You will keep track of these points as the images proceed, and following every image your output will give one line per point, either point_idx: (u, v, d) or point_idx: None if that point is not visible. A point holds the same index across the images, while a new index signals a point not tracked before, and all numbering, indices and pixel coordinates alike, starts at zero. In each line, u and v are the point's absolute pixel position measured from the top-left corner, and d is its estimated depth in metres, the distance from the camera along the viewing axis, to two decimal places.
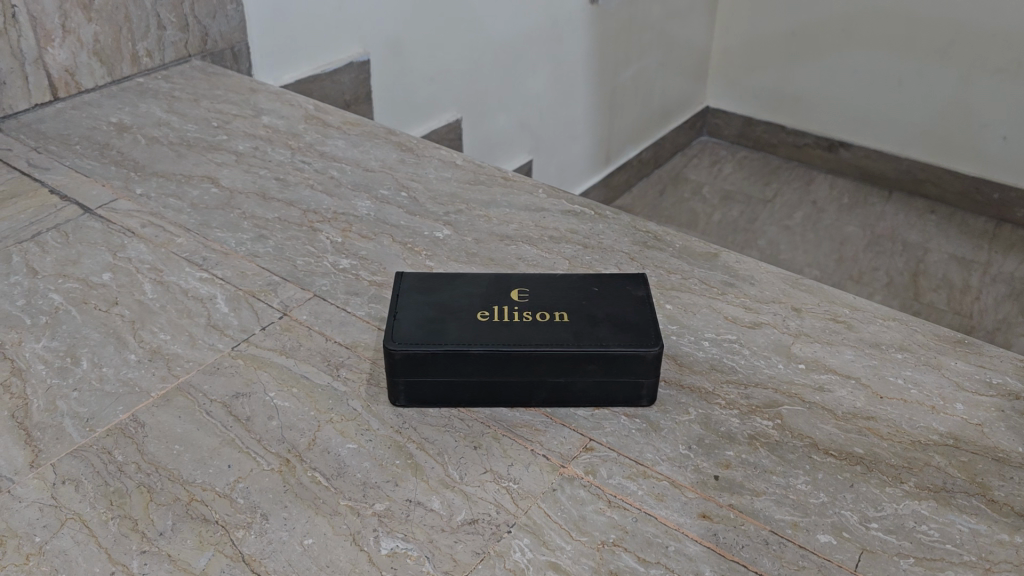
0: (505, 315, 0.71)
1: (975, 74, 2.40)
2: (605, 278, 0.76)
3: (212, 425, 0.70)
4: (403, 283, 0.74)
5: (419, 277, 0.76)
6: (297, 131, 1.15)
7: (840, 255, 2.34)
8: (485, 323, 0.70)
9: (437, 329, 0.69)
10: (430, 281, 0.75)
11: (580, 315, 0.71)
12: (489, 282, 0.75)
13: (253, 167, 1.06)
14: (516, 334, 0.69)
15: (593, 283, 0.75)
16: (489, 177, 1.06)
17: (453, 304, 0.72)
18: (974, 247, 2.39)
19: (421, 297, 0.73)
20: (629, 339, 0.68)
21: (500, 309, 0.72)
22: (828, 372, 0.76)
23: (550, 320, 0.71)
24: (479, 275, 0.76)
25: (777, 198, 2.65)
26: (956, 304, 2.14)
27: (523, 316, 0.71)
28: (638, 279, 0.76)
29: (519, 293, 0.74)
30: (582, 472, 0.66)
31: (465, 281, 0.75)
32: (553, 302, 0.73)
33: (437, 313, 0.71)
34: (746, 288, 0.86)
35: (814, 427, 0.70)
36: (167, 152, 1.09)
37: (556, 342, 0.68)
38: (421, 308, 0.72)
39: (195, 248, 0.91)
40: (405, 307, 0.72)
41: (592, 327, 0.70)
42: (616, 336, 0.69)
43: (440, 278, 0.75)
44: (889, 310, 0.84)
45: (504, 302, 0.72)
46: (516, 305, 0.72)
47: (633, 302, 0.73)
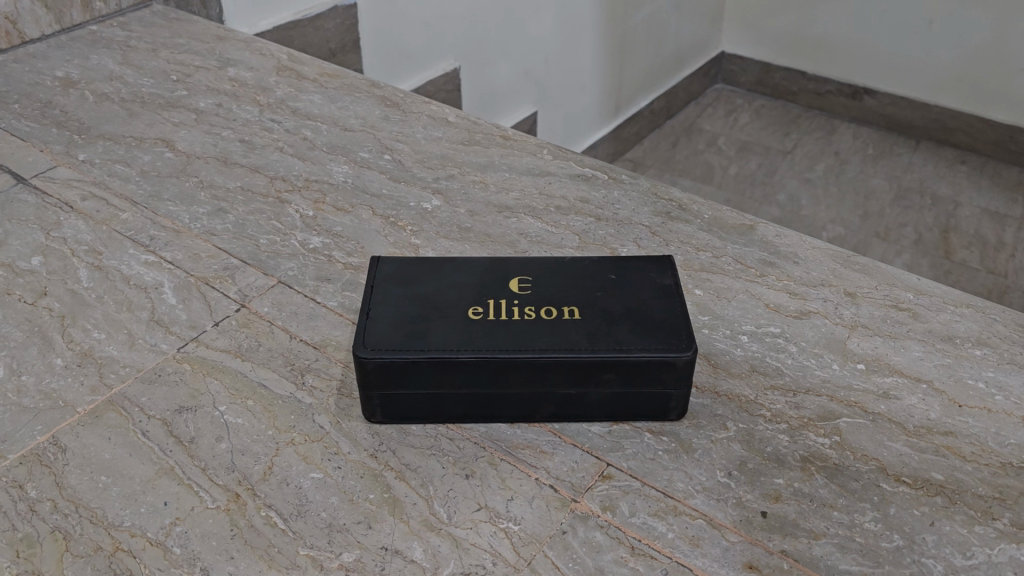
0: (502, 311, 0.58)
1: (1013, 16, 2.23)
2: (622, 262, 0.63)
3: (148, 450, 0.57)
4: (378, 271, 0.61)
5: (399, 263, 0.63)
6: (266, 85, 1.01)
7: (865, 211, 2.19)
8: (478, 323, 0.57)
9: (418, 331, 0.56)
10: (411, 267, 0.62)
11: (594, 310, 0.58)
12: (483, 269, 0.62)
13: (214, 127, 0.93)
14: (516, 336, 0.56)
15: (608, 268, 0.62)
16: (486, 136, 0.92)
17: (439, 298, 0.59)
18: (1008, 200, 2.23)
19: (400, 290, 0.60)
20: (655, 340, 0.55)
21: (495, 304, 0.59)
22: (894, 374, 0.63)
23: (557, 318, 0.58)
24: (471, 261, 0.63)
25: (797, 149, 2.49)
26: (989, 262, 2.00)
27: (524, 312, 0.58)
28: (662, 262, 0.63)
29: (519, 282, 0.61)
30: (598, 509, 0.54)
31: (454, 269, 0.62)
32: (559, 294, 0.60)
33: (420, 311, 0.58)
34: (790, 268, 0.73)
35: (880, 446, 0.58)
36: (117, 111, 0.95)
37: (566, 346, 0.55)
38: (401, 303, 0.59)
39: (141, 225, 0.78)
40: (381, 303, 0.59)
41: (610, 326, 0.57)
42: (639, 338, 0.56)
43: (424, 266, 0.62)
44: (961, 295, 0.71)
45: (502, 295, 0.59)
46: (516, 299, 0.59)
47: (658, 292, 0.59)
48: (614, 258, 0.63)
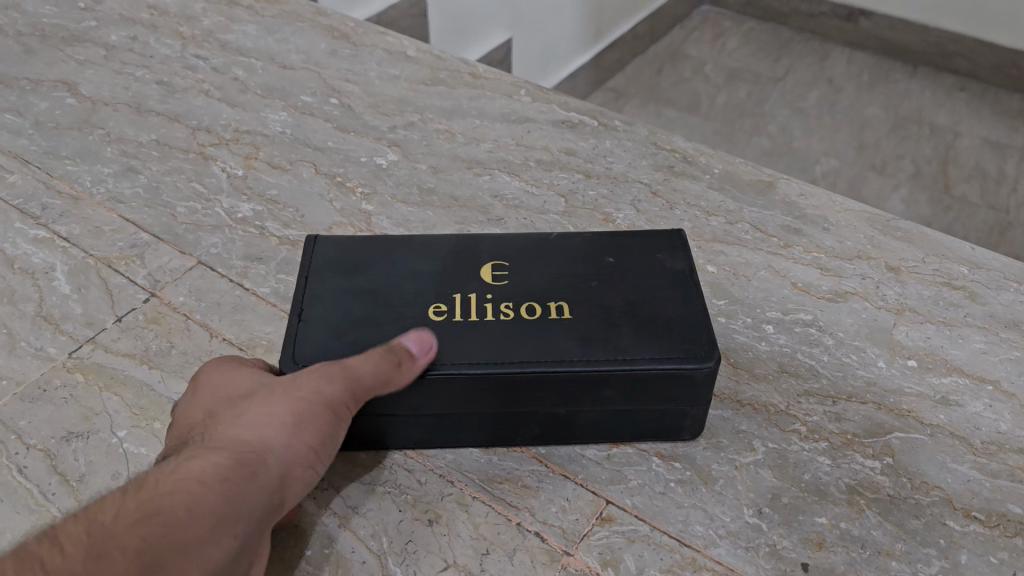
0: (471, 308, 0.45)
1: None
2: (620, 240, 0.50)
3: (23, 494, 0.45)
4: (314, 257, 0.48)
5: (342, 244, 0.49)
6: (192, 14, 0.86)
7: (860, 142, 2.06)
8: (440, 326, 0.44)
9: (364, 340, 0.43)
10: (355, 250, 0.49)
11: (588, 306, 0.45)
12: (447, 252, 0.49)
13: (127, 66, 0.78)
14: (490, 343, 0.43)
15: (603, 249, 0.49)
16: (452, 74, 0.78)
17: (391, 293, 0.46)
18: (1009, 129, 2.10)
19: (343, 281, 0.47)
20: (666, 344, 0.43)
21: (463, 300, 0.46)
22: (952, 374, 0.51)
23: (541, 316, 0.45)
24: (432, 242, 0.50)
25: (788, 75, 2.34)
26: (990, 196, 1.88)
27: (499, 310, 0.45)
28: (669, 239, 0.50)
29: (492, 268, 0.48)
30: (596, 565, 0.42)
31: (411, 250, 0.49)
32: (543, 283, 0.47)
33: (366, 310, 0.45)
34: (818, 236, 0.61)
35: (943, 470, 0.46)
36: (10, 47, 0.80)
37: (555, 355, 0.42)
38: (343, 301, 0.45)
39: (32, 190, 0.64)
40: (316, 300, 0.45)
41: (610, 327, 0.44)
42: (647, 343, 0.43)
43: (373, 248, 0.49)
44: (1023, 268, 0.59)
45: (470, 287, 0.46)
46: (489, 292, 0.46)
47: (668, 280, 0.47)
48: (612, 236, 0.50)
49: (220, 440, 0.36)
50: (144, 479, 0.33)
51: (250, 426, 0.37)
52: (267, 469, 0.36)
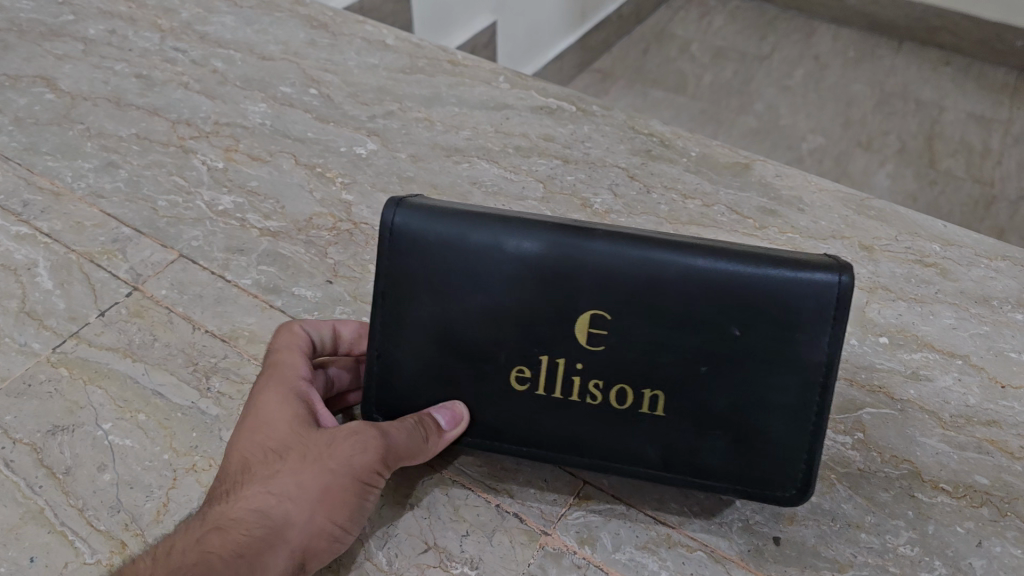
0: (557, 380, 0.41)
1: None
2: (772, 286, 0.38)
3: (11, 487, 0.46)
4: (389, 262, 0.41)
5: (420, 249, 0.41)
6: (170, 6, 0.86)
7: (846, 119, 2.07)
8: (517, 403, 0.41)
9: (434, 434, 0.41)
10: (439, 260, 0.40)
11: (696, 401, 0.40)
12: (540, 275, 0.40)
13: (105, 60, 0.78)
14: (568, 430, 0.41)
15: (738, 300, 0.38)
16: (431, 62, 0.78)
17: (468, 349, 0.41)
18: (994, 103, 2.11)
19: (421, 318, 0.41)
20: (764, 465, 0.40)
21: (551, 364, 0.40)
22: (923, 349, 0.52)
23: (633, 405, 0.40)
24: (540, 232, 0.40)
25: (774, 53, 2.34)
26: (975, 170, 1.89)
27: (590, 386, 0.40)
28: (834, 287, 0.38)
29: (593, 316, 0.40)
30: (574, 543, 0.43)
31: (505, 259, 0.40)
32: (649, 350, 0.40)
33: (447, 367, 0.42)
34: (794, 216, 0.62)
35: (912, 443, 0.48)
36: None
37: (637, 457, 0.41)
38: (422, 350, 0.42)
39: (13, 186, 0.65)
40: (398, 347, 0.42)
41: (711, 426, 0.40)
42: (745, 463, 0.40)
43: (461, 249, 0.40)
44: (994, 244, 0.60)
45: (564, 344, 0.40)
46: (582, 354, 0.40)
47: (797, 375, 0.39)
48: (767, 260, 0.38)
49: (247, 510, 0.38)
50: (173, 550, 0.37)
51: (273, 498, 0.38)
52: (286, 547, 0.38)
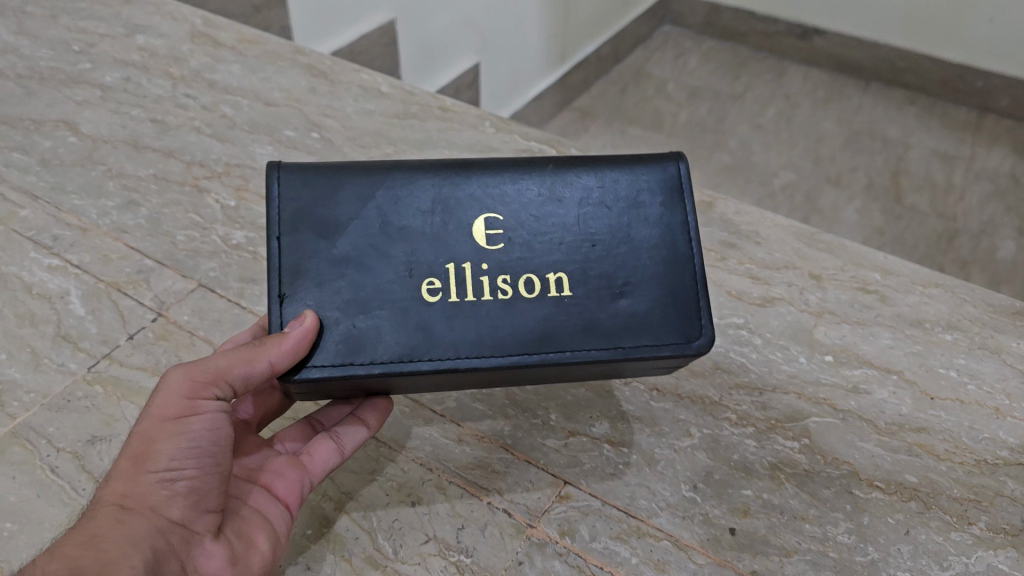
0: (466, 287, 0.45)
1: None
2: (617, 182, 0.48)
3: (58, 490, 0.52)
4: (282, 202, 0.45)
5: (310, 193, 0.46)
6: (180, 54, 0.93)
7: (816, 156, 2.16)
8: (432, 313, 0.44)
9: (355, 343, 0.43)
10: (330, 200, 0.46)
11: (589, 280, 0.45)
12: (432, 205, 0.46)
13: (123, 106, 0.85)
14: (488, 327, 0.44)
15: (607, 195, 0.47)
16: (423, 107, 0.85)
17: (371, 268, 0.45)
18: (956, 140, 2.21)
19: (320, 246, 0.44)
20: (660, 327, 0.45)
21: (458, 275, 0.45)
22: (863, 366, 0.59)
23: (536, 294, 0.45)
24: (424, 171, 0.47)
25: (747, 93, 2.44)
26: (939, 206, 1.99)
27: (494, 286, 0.45)
28: (672, 174, 0.48)
29: (486, 225, 0.46)
30: (556, 535, 0.50)
31: (390, 196, 0.46)
32: (537, 247, 0.46)
33: (354, 292, 0.44)
34: (751, 249, 0.69)
35: (852, 447, 0.54)
36: (12, 90, 0.86)
37: (550, 342, 0.44)
38: (324, 274, 0.44)
39: (44, 223, 0.71)
40: (298, 272, 0.44)
41: (609, 299, 0.45)
42: (645, 326, 0.45)
43: (348, 191, 0.46)
44: (929, 274, 0.67)
45: (458, 256, 0.45)
46: (482, 265, 0.45)
47: (664, 244, 0.46)
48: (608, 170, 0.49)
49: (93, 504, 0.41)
50: None
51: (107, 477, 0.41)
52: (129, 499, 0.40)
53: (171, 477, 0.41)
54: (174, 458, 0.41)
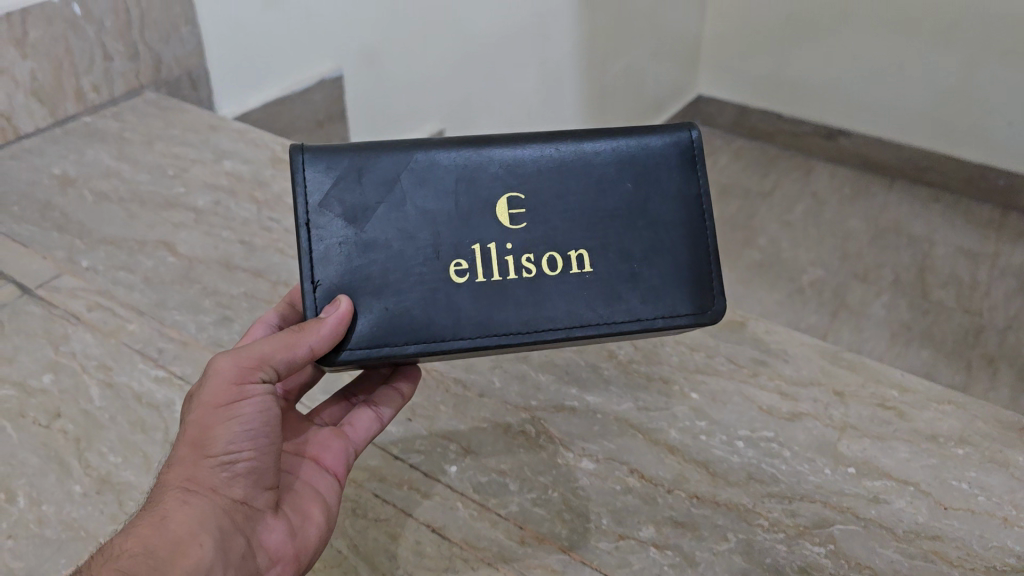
0: (492, 268, 0.58)
1: (979, 62, 2.25)
2: (632, 162, 0.60)
3: None
4: (309, 192, 0.57)
5: (337, 183, 0.58)
6: (263, 179, 1.04)
7: (843, 252, 2.24)
8: (464, 291, 0.57)
9: (400, 325, 0.56)
10: (358, 190, 0.58)
11: (607, 255, 0.59)
12: (456, 186, 0.59)
13: (214, 228, 0.95)
14: (525, 301, 0.57)
15: (625, 171, 0.60)
16: None
17: (399, 252, 0.57)
18: (981, 237, 2.28)
19: (349, 232, 0.57)
20: (672, 295, 0.59)
21: (482, 255, 0.58)
22: (883, 478, 0.66)
23: (559, 271, 0.58)
24: (446, 155, 0.59)
25: (775, 190, 2.54)
26: (965, 301, 2.04)
27: (520, 265, 0.58)
28: (682, 146, 0.61)
29: (506, 206, 0.59)
30: None
31: (411, 179, 0.58)
32: (556, 226, 0.59)
33: (384, 276, 0.57)
34: (779, 366, 0.76)
35: (873, 553, 0.61)
36: (116, 212, 0.97)
37: (575, 317, 0.57)
38: (358, 256, 0.57)
39: (149, 337, 0.80)
40: (326, 260, 0.56)
41: (628, 273, 0.59)
42: (662, 295, 0.59)
43: (370, 177, 0.58)
44: (942, 391, 0.75)
45: (480, 236, 0.58)
46: (508, 247, 0.58)
47: (677, 220, 0.60)
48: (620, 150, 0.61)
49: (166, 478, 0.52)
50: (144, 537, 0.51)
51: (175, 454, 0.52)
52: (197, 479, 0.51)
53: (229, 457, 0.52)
54: (232, 441, 0.52)
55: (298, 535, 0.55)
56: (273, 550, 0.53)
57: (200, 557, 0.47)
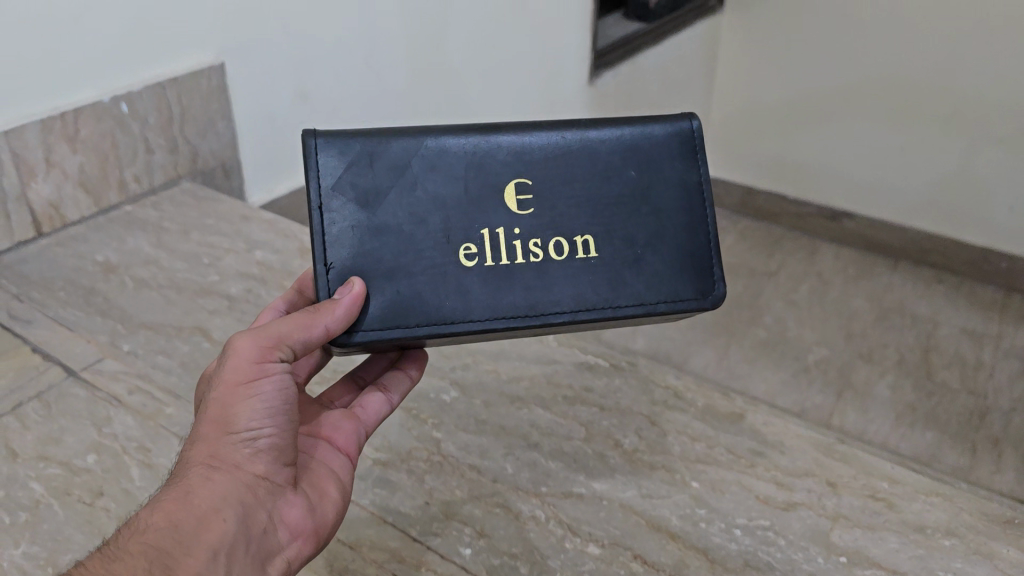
0: (498, 252, 0.70)
1: (979, 149, 2.33)
2: (636, 156, 0.74)
3: None
4: (320, 176, 0.69)
5: (349, 171, 0.69)
6: (292, 269, 1.12)
7: (848, 332, 2.28)
8: (474, 273, 0.69)
9: (416, 304, 0.68)
10: (373, 179, 0.69)
11: (611, 243, 0.72)
12: (466, 173, 0.71)
13: (245, 315, 1.02)
14: (539, 283, 0.70)
15: (628, 161, 0.74)
16: None
17: (411, 237, 0.69)
18: (984, 319, 2.32)
19: (360, 215, 0.68)
20: (673, 280, 0.72)
21: (488, 239, 0.70)
22: (873, 567, 0.70)
23: (565, 256, 0.71)
24: (457, 148, 0.72)
25: (781, 269, 2.60)
26: (969, 382, 2.07)
27: (528, 250, 0.71)
28: (684, 134, 0.75)
29: (514, 192, 0.71)
30: None
31: (422, 164, 0.70)
32: (559, 217, 0.72)
33: (394, 259, 0.68)
34: (776, 457, 0.81)
35: None
36: (156, 299, 1.04)
37: (581, 300, 0.70)
38: (371, 238, 0.68)
39: (185, 420, 0.86)
40: (336, 245, 0.68)
41: (632, 260, 0.72)
42: (664, 279, 0.72)
43: (381, 165, 0.70)
44: (929, 483, 0.79)
45: (488, 221, 0.70)
46: (515, 235, 0.71)
47: (678, 211, 0.74)
48: (610, 144, 0.74)
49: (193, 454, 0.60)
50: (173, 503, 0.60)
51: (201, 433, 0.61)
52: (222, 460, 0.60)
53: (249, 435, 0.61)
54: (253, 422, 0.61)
55: (319, 514, 0.65)
56: (291, 525, 0.63)
57: (222, 530, 0.57)
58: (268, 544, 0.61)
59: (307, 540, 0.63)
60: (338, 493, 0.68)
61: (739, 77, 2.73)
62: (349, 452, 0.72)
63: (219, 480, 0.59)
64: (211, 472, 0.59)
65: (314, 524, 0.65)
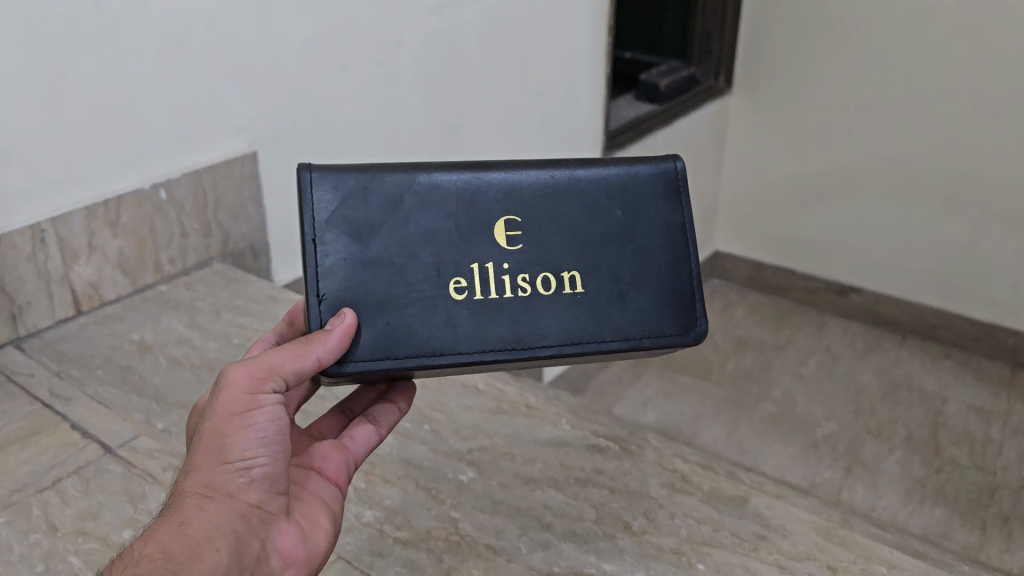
0: (486, 287, 0.77)
1: (981, 228, 2.38)
2: (623, 197, 0.81)
3: None
4: (315, 207, 0.75)
5: (343, 204, 0.76)
6: None
7: (856, 407, 2.31)
8: (464, 306, 0.76)
9: (407, 337, 0.75)
10: (365, 212, 0.76)
11: (597, 279, 0.79)
12: (458, 210, 0.78)
13: None
14: (528, 317, 0.77)
15: (616, 201, 0.81)
16: (512, 405, 1.07)
17: (403, 270, 0.76)
18: (992, 395, 2.35)
19: (353, 247, 0.75)
20: (657, 316, 0.80)
21: (476, 273, 0.77)
22: None
23: (552, 290, 0.78)
24: (449, 185, 0.78)
25: (790, 343, 2.64)
26: (978, 459, 2.08)
27: (517, 284, 0.78)
28: (669, 176, 0.83)
29: (503, 228, 0.78)
30: None
31: (413, 199, 0.77)
32: (547, 254, 0.79)
33: (385, 291, 0.75)
34: (779, 541, 0.85)
35: None
36: (189, 379, 1.10)
37: (567, 335, 0.77)
38: (364, 269, 0.75)
39: None
40: (326, 276, 0.74)
41: (618, 295, 0.79)
42: (647, 315, 0.79)
43: (375, 199, 0.76)
44: (925, 567, 0.84)
45: (477, 256, 0.77)
46: (504, 271, 0.78)
47: (661, 251, 0.81)
48: (597, 185, 0.81)
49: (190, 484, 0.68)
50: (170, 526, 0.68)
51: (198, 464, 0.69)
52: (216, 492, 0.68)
53: (243, 465, 0.69)
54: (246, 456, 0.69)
55: (309, 542, 0.74)
56: (282, 552, 0.71)
57: (214, 558, 0.64)
58: (261, 567, 0.69)
59: (301, 566, 0.72)
60: (330, 521, 0.77)
61: (747, 158, 2.81)
62: (338, 481, 0.81)
63: (212, 509, 0.67)
64: (205, 502, 0.67)
65: (308, 551, 0.73)
